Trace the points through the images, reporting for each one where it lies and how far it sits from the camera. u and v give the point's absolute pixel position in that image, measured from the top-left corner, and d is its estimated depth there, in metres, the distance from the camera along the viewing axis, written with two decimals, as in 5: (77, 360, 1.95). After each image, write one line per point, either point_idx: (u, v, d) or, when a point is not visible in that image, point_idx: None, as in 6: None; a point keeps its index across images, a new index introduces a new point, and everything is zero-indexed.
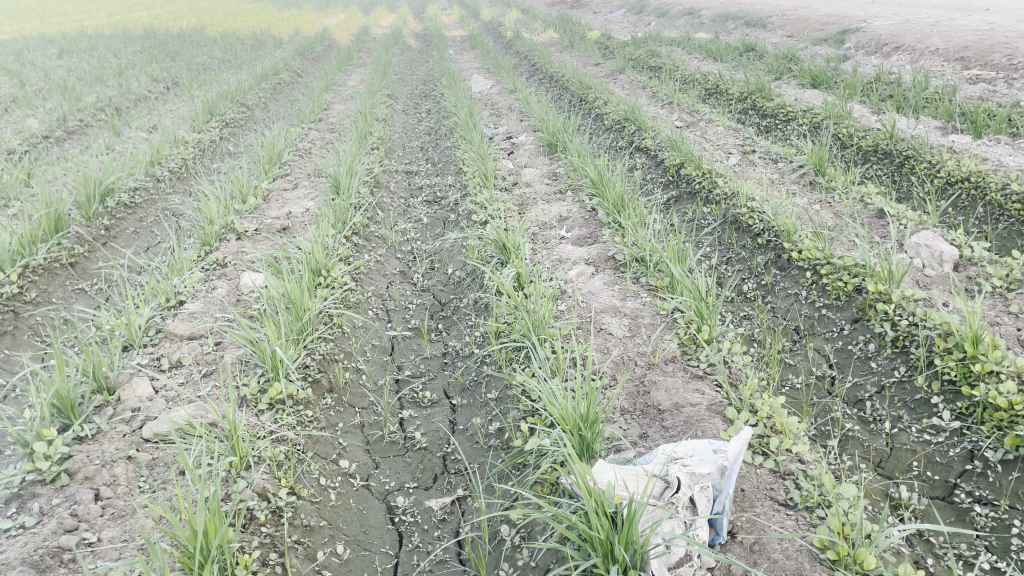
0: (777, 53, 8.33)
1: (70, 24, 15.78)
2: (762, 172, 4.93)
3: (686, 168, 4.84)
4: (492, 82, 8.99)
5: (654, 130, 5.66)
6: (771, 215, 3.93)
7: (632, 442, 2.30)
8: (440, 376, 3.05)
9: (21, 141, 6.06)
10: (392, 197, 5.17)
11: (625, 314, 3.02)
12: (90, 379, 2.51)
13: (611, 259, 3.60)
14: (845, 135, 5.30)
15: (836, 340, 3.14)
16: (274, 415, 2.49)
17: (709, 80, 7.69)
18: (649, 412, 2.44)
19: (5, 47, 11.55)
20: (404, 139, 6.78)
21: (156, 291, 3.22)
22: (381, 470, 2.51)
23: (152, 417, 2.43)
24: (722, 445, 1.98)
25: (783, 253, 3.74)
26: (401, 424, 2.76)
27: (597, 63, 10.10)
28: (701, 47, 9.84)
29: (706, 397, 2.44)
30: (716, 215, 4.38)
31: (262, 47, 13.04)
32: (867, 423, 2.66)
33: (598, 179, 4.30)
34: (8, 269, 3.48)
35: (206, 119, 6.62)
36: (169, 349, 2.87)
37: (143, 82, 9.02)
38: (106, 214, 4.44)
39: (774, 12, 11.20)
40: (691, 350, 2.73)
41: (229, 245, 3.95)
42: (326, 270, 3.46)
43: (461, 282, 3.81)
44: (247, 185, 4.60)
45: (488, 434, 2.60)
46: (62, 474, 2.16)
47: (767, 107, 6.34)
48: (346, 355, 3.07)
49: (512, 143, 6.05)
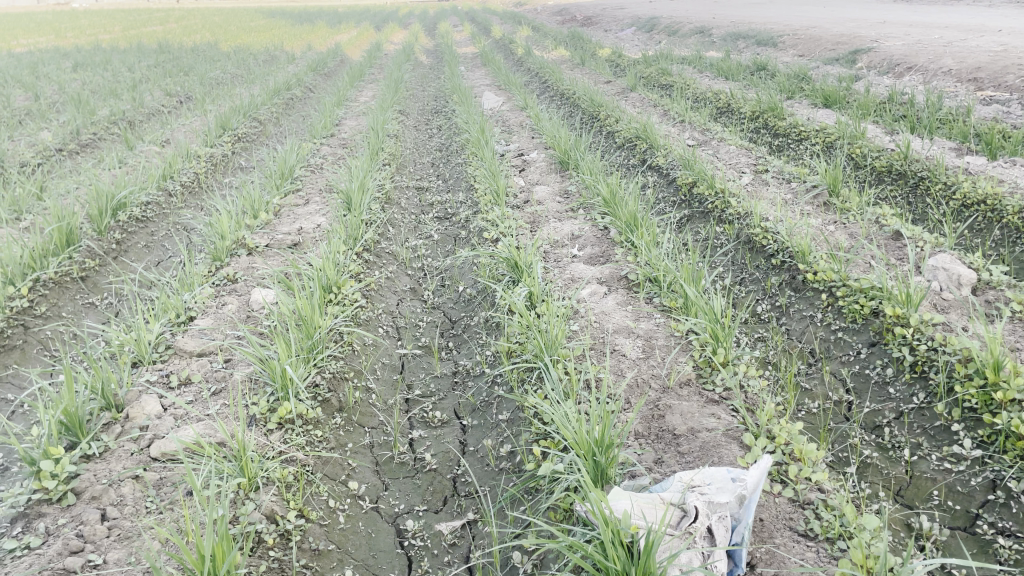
0: (789, 72, 8.33)
1: (86, 38, 15.98)
2: (775, 192, 4.90)
3: (698, 188, 4.82)
4: (503, 99, 9.01)
5: (666, 148, 5.65)
6: (785, 236, 3.90)
7: (648, 466, 2.26)
8: (450, 396, 3.02)
9: (35, 154, 6.09)
10: (403, 214, 5.16)
11: (638, 335, 2.98)
12: (98, 396, 2.49)
13: (623, 278, 3.57)
14: (858, 155, 5.27)
15: (852, 364, 3.09)
16: (283, 434, 2.46)
17: (720, 99, 7.68)
18: (664, 437, 2.39)
19: (21, 60, 11.67)
20: (415, 155, 6.79)
21: (166, 307, 3.20)
22: (390, 491, 2.47)
23: (160, 436, 2.40)
24: (741, 474, 1.94)
25: (798, 274, 3.70)
26: (411, 445, 2.71)
27: (608, 81, 10.11)
28: (712, 65, 9.85)
29: (722, 422, 2.39)
30: (728, 235, 4.35)
31: (275, 62, 13.13)
32: (885, 450, 2.60)
33: (610, 198, 4.28)
34: (19, 283, 3.48)
35: (219, 134, 6.65)
36: (178, 366, 2.84)
37: (157, 96, 9.09)
38: (117, 228, 4.44)
39: (785, 31, 11.21)
40: (707, 373, 2.68)
41: (240, 261, 3.94)
42: (336, 287, 3.43)
43: (472, 300, 3.78)
44: (258, 200, 4.60)
45: (499, 457, 2.56)
46: (69, 493, 2.13)
47: (779, 126, 6.32)
48: (356, 373, 3.04)
49: (523, 160, 6.05)
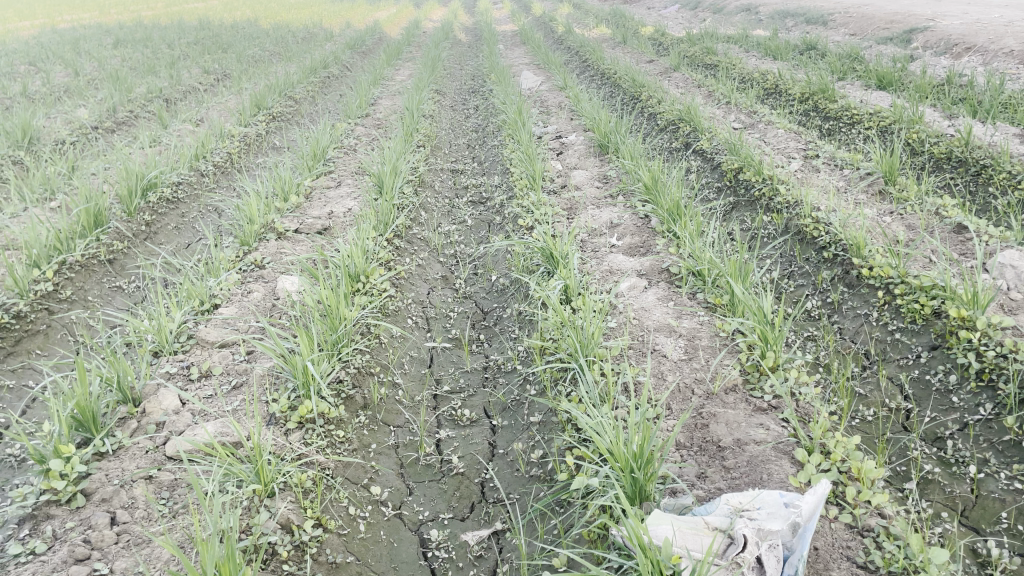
0: (841, 53, 7.97)
1: (128, 15, 16.07)
2: (826, 179, 4.65)
3: (744, 173, 4.58)
4: (542, 79, 8.81)
5: (711, 131, 5.41)
6: (838, 227, 3.67)
7: (690, 482, 2.09)
8: (480, 393, 2.89)
9: (71, 132, 6.05)
10: (436, 198, 5.01)
11: (680, 334, 2.80)
12: (114, 390, 2.39)
13: (665, 271, 3.39)
14: (915, 141, 4.98)
15: (911, 369, 2.88)
16: (302, 434, 2.33)
17: (768, 80, 7.37)
18: (707, 449, 2.22)
19: (64, 36, 11.72)
20: (450, 136, 6.64)
21: (189, 293, 3.11)
22: (414, 497, 2.35)
23: (176, 434, 2.29)
24: (795, 498, 1.76)
25: (851, 269, 3.48)
26: (438, 446, 2.59)
27: (650, 60, 9.82)
28: (759, 44, 9.50)
29: (772, 434, 2.21)
30: (776, 225, 4.12)
31: (313, 40, 13.04)
32: (947, 466, 2.40)
33: (652, 184, 4.07)
34: (44, 265, 3.41)
35: (253, 113, 6.56)
36: (200, 358, 2.74)
37: (194, 74, 9.05)
38: (147, 210, 4.37)
39: (837, 8, 10.76)
40: (754, 378, 2.49)
41: (269, 246, 3.83)
42: (365, 275, 3.30)
43: (505, 290, 3.63)
44: (289, 182, 4.50)
45: (530, 462, 2.42)
46: (79, 494, 2.03)
47: (830, 109, 6.03)
48: (383, 367, 2.91)
49: (561, 142, 5.86)
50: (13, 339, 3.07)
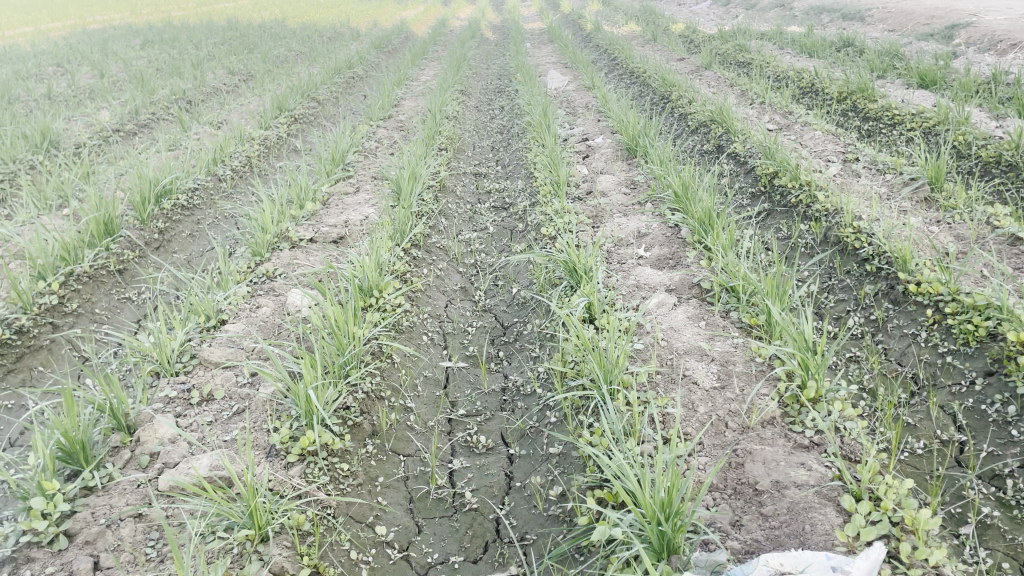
0: (880, 50, 7.66)
1: (157, 15, 16.11)
2: (867, 185, 4.40)
3: (780, 179, 4.35)
4: (569, 78, 8.61)
5: (744, 133, 5.18)
6: (882, 238, 3.42)
7: (723, 531, 1.90)
8: (497, 419, 2.71)
9: (91, 135, 5.98)
10: (458, 203, 4.85)
11: (713, 359, 2.60)
12: (108, 417, 2.26)
13: (696, 287, 3.18)
14: (962, 144, 4.71)
15: (964, 397, 2.63)
16: (304, 469, 2.18)
17: (804, 78, 7.09)
18: (743, 492, 2.02)
19: (93, 38, 11.74)
20: (474, 138, 6.47)
21: (195, 309, 2.97)
22: (423, 536, 2.18)
23: (170, 467, 2.15)
24: (845, 562, 1.60)
25: (896, 284, 3.23)
26: (451, 477, 2.43)
27: (681, 59, 9.57)
28: (794, 41, 9.19)
29: (814, 475, 2.00)
30: (815, 235, 3.88)
31: (340, 40, 12.94)
32: (1008, 509, 2.16)
33: (682, 191, 3.86)
34: (50, 277, 3.29)
35: (274, 115, 6.45)
36: (201, 379, 2.60)
37: (220, 75, 8.98)
38: (161, 217, 4.25)
39: (874, 4, 10.40)
40: (794, 411, 2.28)
41: (282, 255, 3.69)
42: (378, 290, 3.14)
43: (526, 304, 3.45)
44: (305, 189, 4.36)
45: (548, 499, 2.24)
46: (61, 535, 1.89)
47: (869, 109, 5.76)
48: (394, 391, 2.75)
49: (588, 145, 5.66)
50: (14, 355, 2.95)
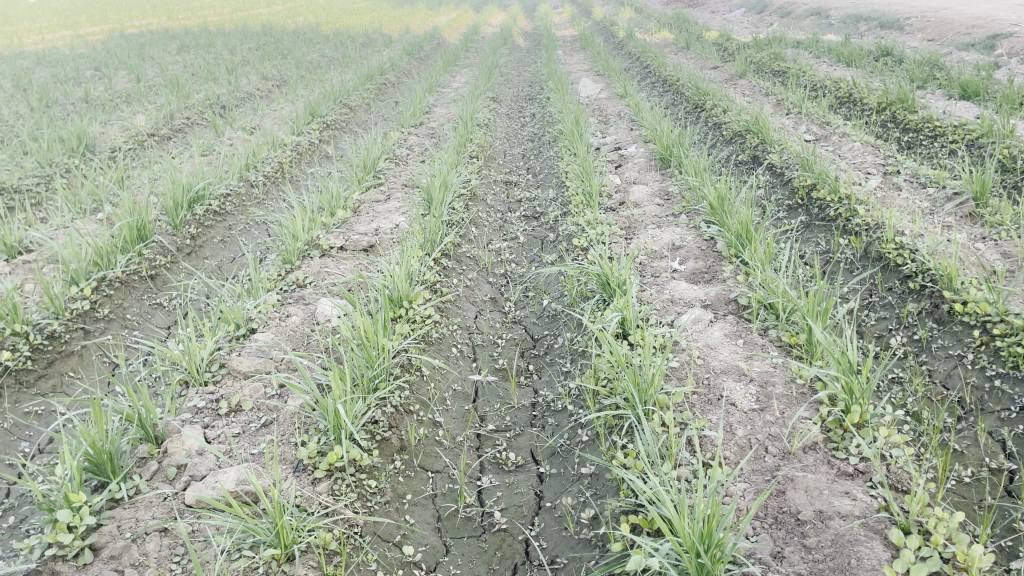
0: (920, 59, 7.50)
1: (194, 19, 16.30)
2: (909, 199, 4.28)
3: (818, 191, 4.26)
4: (602, 86, 8.56)
5: (781, 144, 5.07)
6: (926, 255, 3.31)
7: (764, 564, 1.82)
8: (527, 435, 2.66)
9: (127, 139, 6.03)
10: (488, 212, 4.80)
11: (751, 379, 2.51)
12: (136, 427, 2.24)
13: (732, 302, 3.10)
14: (1008, 157, 4.56)
15: (1015, 423, 2.50)
16: (331, 485, 2.15)
17: (841, 88, 6.96)
18: (785, 521, 1.94)
19: (131, 42, 11.91)
20: (505, 146, 6.44)
21: (225, 317, 2.96)
22: (452, 557, 2.12)
23: (197, 480, 2.12)
24: None
25: (941, 303, 3.11)
26: (480, 496, 2.37)
27: (714, 67, 9.46)
28: (831, 50, 9.04)
29: (860, 506, 1.92)
30: (855, 250, 3.78)
31: (372, 46, 13.00)
32: None
33: (718, 204, 3.78)
34: (82, 283, 3.30)
35: (306, 121, 6.46)
36: (230, 390, 2.57)
37: (254, 80, 9.05)
38: (193, 222, 4.26)
39: (913, 12, 10.20)
40: (837, 436, 2.20)
41: (312, 263, 3.67)
42: (408, 300, 3.10)
43: (557, 316, 3.39)
44: (336, 196, 4.35)
45: (579, 522, 2.18)
46: (87, 549, 1.86)
47: (910, 120, 5.62)
48: (423, 405, 2.71)
49: (620, 154, 5.60)
50: (45, 361, 2.95)
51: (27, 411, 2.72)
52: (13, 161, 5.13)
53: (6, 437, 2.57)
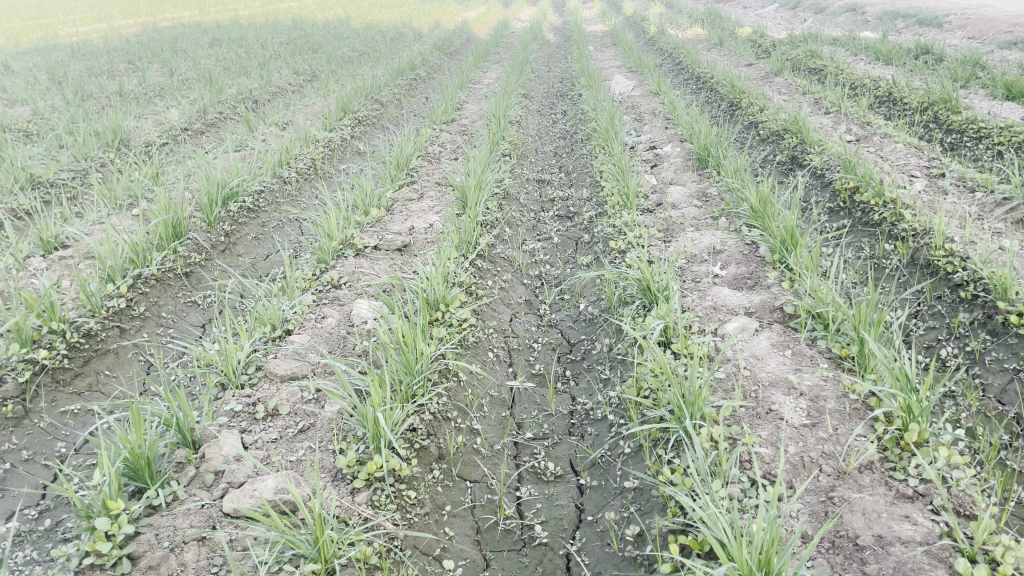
0: (961, 58, 7.31)
1: (225, 13, 16.36)
2: (956, 204, 4.15)
3: (861, 194, 4.14)
4: (634, 82, 8.45)
5: (822, 144, 4.96)
6: (978, 263, 3.19)
7: None
8: (566, 444, 2.60)
9: (160, 133, 6.04)
10: (521, 212, 4.74)
11: (801, 393, 2.43)
12: (174, 431, 2.22)
13: (777, 310, 3.01)
14: None
15: None
16: (370, 495, 2.11)
17: (881, 86, 6.79)
18: (842, 546, 1.86)
19: (164, 35, 11.97)
20: (538, 144, 6.37)
21: (261, 318, 2.92)
22: (492, 571, 2.07)
23: (235, 489, 2.09)
24: None
25: (994, 313, 2.99)
26: (519, 507, 2.32)
27: (749, 64, 9.30)
28: (868, 47, 8.85)
29: (921, 531, 1.83)
30: (901, 256, 3.66)
31: (402, 40, 12.97)
32: None
33: (760, 206, 3.68)
34: (118, 280, 3.29)
35: (338, 116, 6.44)
36: (267, 394, 2.54)
37: (285, 75, 9.04)
38: (227, 219, 4.25)
39: (952, 10, 9.98)
40: (894, 456, 2.11)
41: (347, 262, 3.64)
42: (444, 304, 3.05)
43: (595, 320, 3.33)
44: (370, 195, 4.31)
45: (623, 538, 2.12)
46: (125, 559, 1.83)
47: (954, 121, 5.46)
48: (460, 412, 2.66)
49: (656, 154, 5.50)
50: (82, 359, 2.94)
51: (63, 410, 2.70)
52: (49, 155, 5.15)
53: (42, 437, 2.56)
